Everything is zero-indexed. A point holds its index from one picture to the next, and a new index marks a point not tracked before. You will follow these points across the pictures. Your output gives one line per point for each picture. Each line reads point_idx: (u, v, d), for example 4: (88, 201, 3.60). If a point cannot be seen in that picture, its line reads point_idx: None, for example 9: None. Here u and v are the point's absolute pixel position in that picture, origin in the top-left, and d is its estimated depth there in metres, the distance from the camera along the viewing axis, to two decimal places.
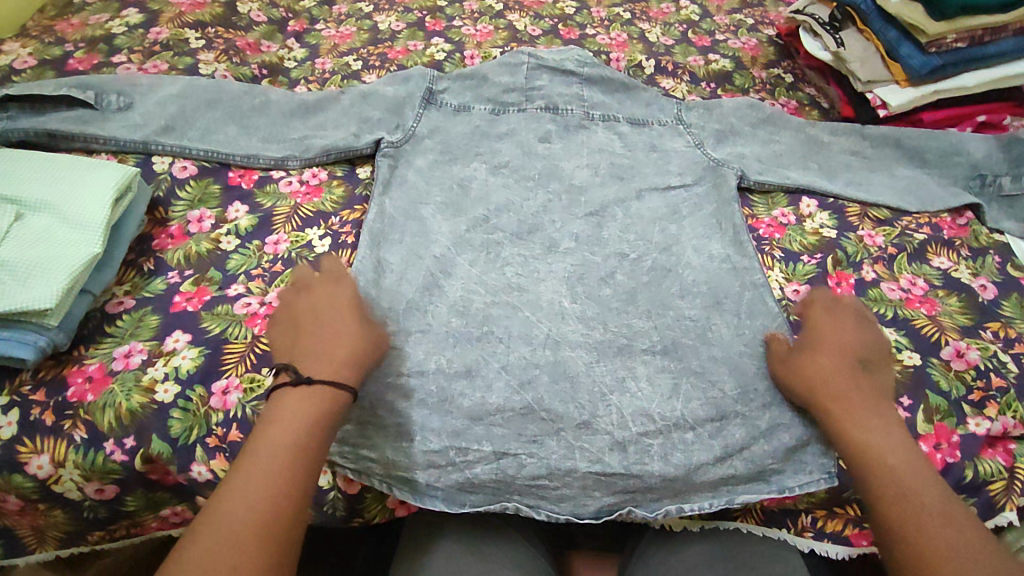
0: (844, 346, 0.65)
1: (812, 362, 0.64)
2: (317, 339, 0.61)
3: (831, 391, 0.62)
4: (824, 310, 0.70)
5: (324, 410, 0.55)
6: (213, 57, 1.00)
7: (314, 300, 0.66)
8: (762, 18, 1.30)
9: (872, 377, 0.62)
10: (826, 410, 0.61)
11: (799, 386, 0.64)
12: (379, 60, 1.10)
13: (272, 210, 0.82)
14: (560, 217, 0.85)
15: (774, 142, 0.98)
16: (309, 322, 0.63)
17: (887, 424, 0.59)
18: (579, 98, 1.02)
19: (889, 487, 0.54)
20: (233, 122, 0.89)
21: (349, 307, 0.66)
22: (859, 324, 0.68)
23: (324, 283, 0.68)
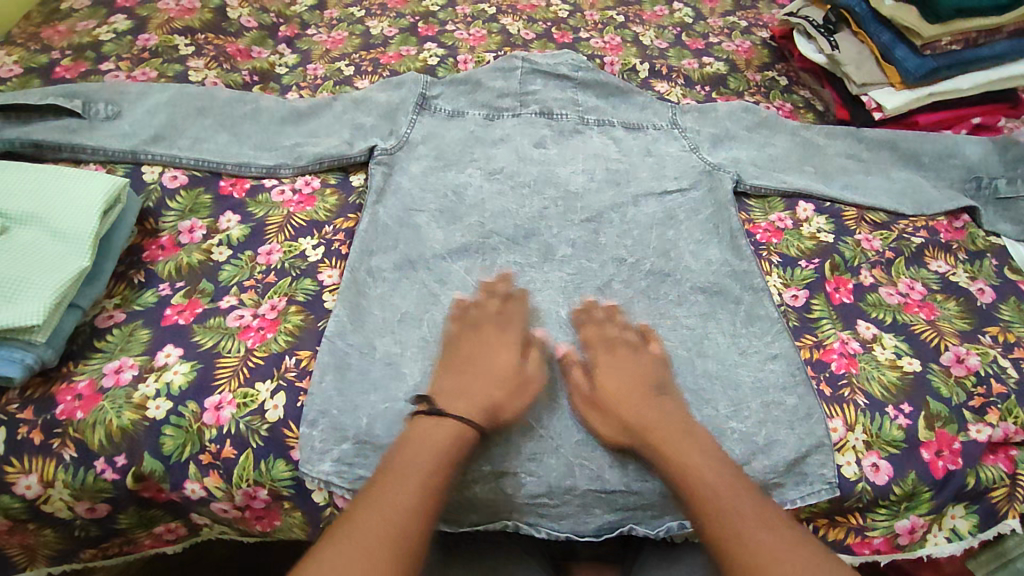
0: (629, 379, 0.65)
1: (608, 393, 0.64)
2: (489, 372, 0.64)
3: (654, 431, 0.60)
4: (601, 345, 0.69)
5: (448, 451, 0.57)
6: (203, 64, 0.99)
7: (481, 340, 0.67)
8: (755, 20, 1.30)
9: (664, 402, 0.63)
10: (661, 452, 0.59)
11: (623, 420, 0.62)
12: (372, 66, 1.09)
13: (264, 219, 0.81)
14: (557, 223, 0.84)
15: (769, 146, 0.98)
16: (465, 359, 0.65)
17: (727, 461, 0.57)
18: (573, 103, 1.02)
19: (732, 534, 0.52)
20: (225, 130, 0.88)
21: (511, 348, 0.67)
22: (629, 353, 0.67)
23: (487, 326, 0.69)
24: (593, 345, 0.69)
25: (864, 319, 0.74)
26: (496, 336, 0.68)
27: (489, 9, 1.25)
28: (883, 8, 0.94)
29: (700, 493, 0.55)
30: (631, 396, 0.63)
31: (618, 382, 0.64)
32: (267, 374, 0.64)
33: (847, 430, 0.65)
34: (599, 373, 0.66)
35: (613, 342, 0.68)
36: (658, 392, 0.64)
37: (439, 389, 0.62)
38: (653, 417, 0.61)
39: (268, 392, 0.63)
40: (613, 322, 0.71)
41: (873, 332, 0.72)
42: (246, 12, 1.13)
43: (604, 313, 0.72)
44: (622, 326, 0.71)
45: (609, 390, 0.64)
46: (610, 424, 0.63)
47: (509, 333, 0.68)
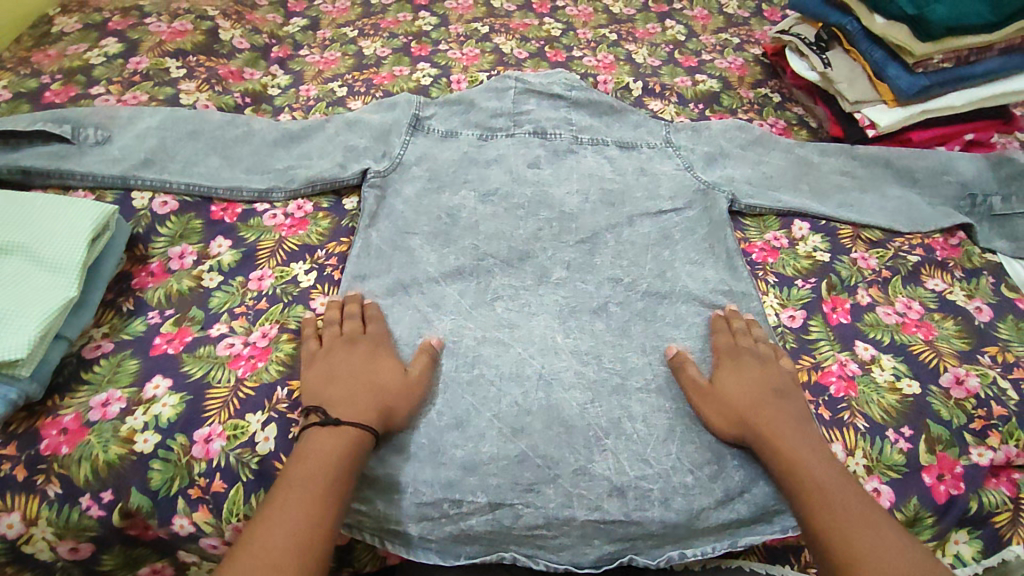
0: (758, 383, 0.65)
1: (732, 392, 0.65)
2: (376, 383, 0.63)
3: (766, 425, 0.61)
4: (731, 350, 0.70)
5: (345, 459, 0.57)
6: (195, 87, 0.98)
7: (355, 352, 0.66)
8: (747, 37, 1.30)
9: (792, 405, 0.64)
10: (776, 448, 0.60)
11: (744, 418, 0.63)
12: (365, 86, 1.09)
13: (256, 244, 0.80)
14: (552, 245, 0.84)
15: (765, 163, 0.98)
16: (336, 369, 0.64)
17: (830, 457, 0.59)
18: (567, 122, 1.02)
19: (840, 535, 0.53)
20: (216, 153, 0.87)
21: (391, 360, 0.67)
22: (761, 359, 0.68)
23: (361, 340, 0.67)
24: (724, 352, 0.70)
25: (863, 340, 0.73)
26: (365, 349, 0.67)
27: (482, 29, 1.26)
28: (873, 27, 0.94)
29: (808, 485, 0.56)
30: (753, 398, 0.64)
31: (738, 384, 0.65)
32: (257, 405, 0.63)
33: (847, 455, 0.63)
34: (722, 376, 0.67)
35: (740, 348, 0.69)
36: (779, 395, 0.64)
37: (321, 399, 0.61)
38: (784, 419, 0.62)
39: (259, 423, 0.62)
40: (749, 335, 0.72)
41: (871, 353, 0.72)
42: (238, 33, 1.13)
43: (743, 326, 0.73)
44: (756, 337, 0.71)
45: (729, 389, 0.65)
46: (725, 420, 0.64)
47: (381, 348, 0.68)
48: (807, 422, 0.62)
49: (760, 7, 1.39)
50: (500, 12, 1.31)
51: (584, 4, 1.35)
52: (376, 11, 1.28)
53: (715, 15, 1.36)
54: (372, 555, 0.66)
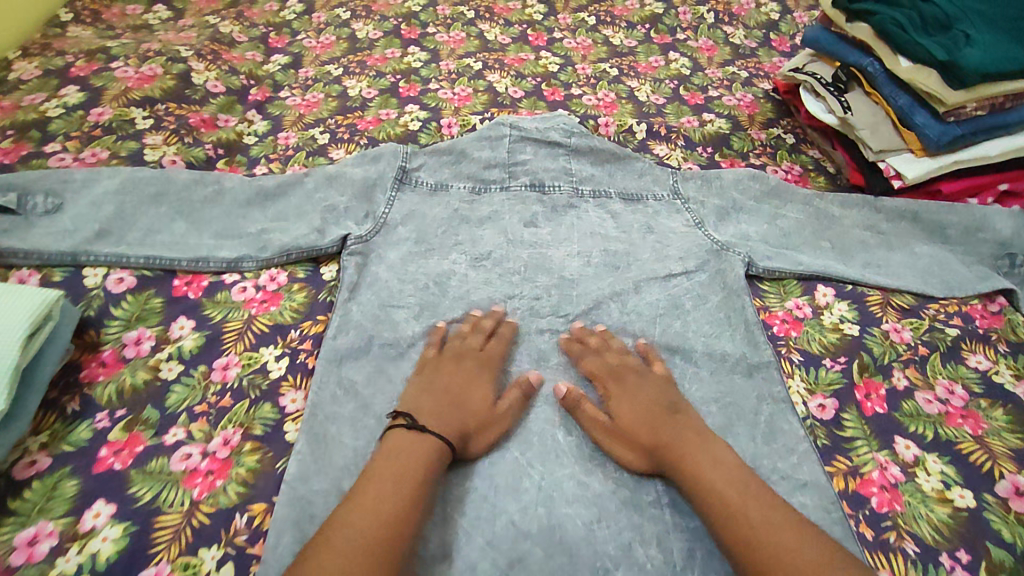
0: (647, 408, 0.65)
1: (627, 418, 0.65)
2: (464, 401, 0.65)
3: (671, 451, 0.61)
4: (610, 377, 0.69)
5: (430, 467, 0.58)
6: (162, 139, 0.90)
7: (460, 372, 0.68)
8: (756, 70, 1.22)
9: (686, 422, 0.63)
10: (683, 472, 0.59)
11: (643, 446, 0.63)
12: (348, 132, 1.01)
13: (222, 325, 0.72)
14: (549, 321, 0.77)
15: (782, 217, 0.91)
16: (449, 384, 0.66)
17: (726, 465, 0.59)
18: (566, 173, 0.95)
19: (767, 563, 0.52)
20: (183, 217, 0.81)
21: (488, 386, 0.67)
22: (642, 381, 0.68)
23: (470, 356, 0.70)
24: (605, 376, 0.69)
25: (903, 435, 0.65)
26: (471, 366, 0.69)
27: (475, 65, 1.18)
28: (899, 69, 0.86)
29: (720, 504, 0.56)
30: (649, 427, 0.63)
31: (634, 419, 0.65)
32: (213, 537, 0.55)
33: None
34: (619, 407, 0.66)
35: (619, 368, 0.69)
36: (675, 414, 0.64)
37: (417, 410, 0.63)
38: (689, 442, 0.61)
39: (213, 561, 0.54)
40: (610, 349, 0.72)
41: (915, 453, 0.64)
42: (212, 75, 1.05)
43: (598, 338, 0.73)
44: (619, 349, 0.72)
45: (628, 425, 0.64)
46: (631, 449, 0.63)
47: (488, 370, 0.69)
48: (714, 438, 0.62)
49: (768, 36, 1.32)
50: (494, 46, 1.24)
51: (583, 36, 1.28)
52: (363, 47, 1.21)
53: (721, 45, 1.29)
54: None
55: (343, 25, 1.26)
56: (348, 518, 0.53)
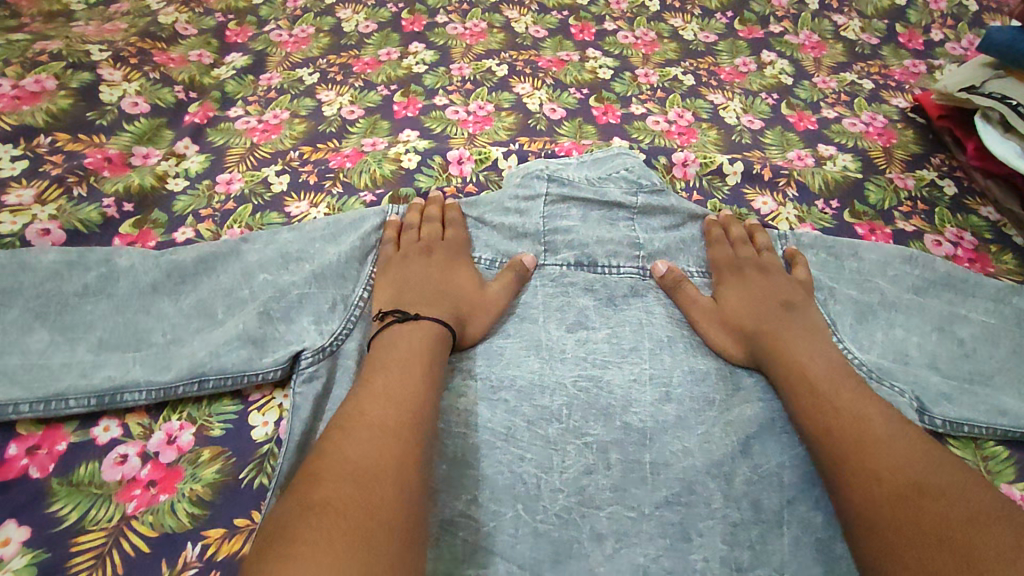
0: (755, 299, 0.60)
1: (732, 305, 0.60)
2: (451, 291, 0.60)
3: (774, 340, 0.56)
4: (728, 264, 0.64)
5: (435, 351, 0.53)
6: (35, 195, 0.62)
7: (433, 264, 0.62)
8: (883, 78, 0.89)
9: (797, 317, 0.58)
10: (778, 353, 0.55)
11: (743, 334, 0.58)
12: (316, 172, 0.72)
13: (70, 538, 0.44)
14: (613, 520, 0.48)
15: (962, 322, 0.59)
16: (420, 283, 0.60)
17: (837, 357, 0.54)
18: (631, 246, 0.64)
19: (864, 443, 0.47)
20: (43, 323, 0.53)
21: (468, 274, 0.62)
22: (759, 274, 0.62)
23: (437, 249, 0.63)
24: (724, 266, 0.64)
25: None
26: (442, 258, 0.63)
27: (498, 69, 0.87)
28: None
29: (816, 389, 0.51)
30: (757, 311, 0.59)
31: (740, 306, 0.60)
32: None
33: None
34: (725, 296, 0.61)
35: (742, 262, 0.63)
36: (787, 307, 0.59)
37: (401, 302, 0.58)
38: (795, 333, 0.56)
39: None
40: (746, 244, 0.65)
41: None
42: (132, 88, 0.76)
43: (742, 233, 0.66)
44: (761, 248, 0.65)
45: (731, 311, 0.60)
46: (726, 332, 0.58)
47: (459, 258, 0.63)
48: (821, 334, 0.57)
49: (894, 28, 0.98)
50: (524, 41, 0.92)
51: (643, 28, 0.95)
52: (349, 44, 0.90)
53: (830, 41, 0.95)
54: None
55: (325, 11, 0.95)
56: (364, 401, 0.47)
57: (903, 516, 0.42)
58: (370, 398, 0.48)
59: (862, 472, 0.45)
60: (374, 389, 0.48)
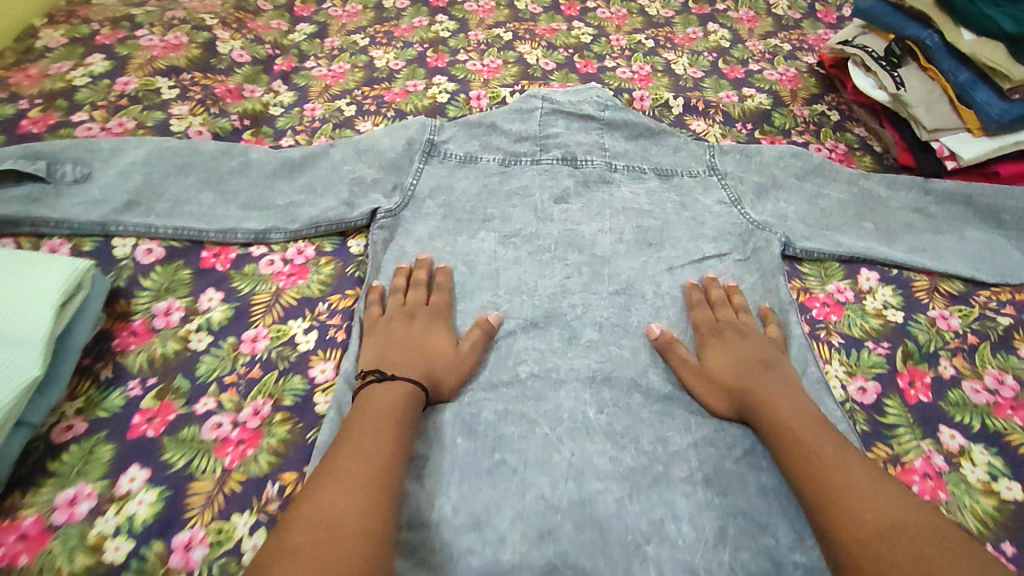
0: (737, 358, 0.67)
1: (717, 361, 0.67)
2: (429, 351, 0.66)
3: (756, 393, 0.63)
4: (710, 329, 0.71)
5: (407, 404, 0.59)
6: (188, 110, 0.89)
7: (414, 326, 0.68)
8: (800, 43, 1.17)
9: (775, 374, 0.65)
10: (762, 408, 0.62)
11: (728, 392, 0.65)
12: (375, 104, 0.99)
13: (250, 297, 0.72)
14: (582, 299, 0.74)
15: (824, 196, 0.87)
16: (402, 340, 0.66)
17: (812, 410, 0.61)
18: (599, 148, 0.92)
19: (833, 494, 0.52)
20: (209, 188, 0.79)
21: (446, 332, 0.68)
22: (739, 335, 0.70)
23: (420, 313, 0.69)
24: (705, 327, 0.71)
25: (948, 424, 0.64)
26: (423, 321, 0.69)
27: (506, 35, 1.14)
28: (961, 43, 0.82)
29: (797, 447, 0.57)
30: (740, 368, 0.66)
31: (723, 362, 0.67)
32: (245, 504, 0.56)
33: None
34: (709, 355, 0.68)
35: (721, 325, 0.71)
36: (766, 365, 0.66)
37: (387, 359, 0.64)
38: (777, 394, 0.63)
39: (245, 527, 0.55)
40: (725, 304, 0.73)
41: (960, 443, 0.62)
42: (238, 45, 1.03)
43: (721, 294, 0.75)
44: (737, 308, 0.73)
45: (714, 369, 0.67)
46: (711, 388, 0.66)
47: (439, 320, 0.70)
48: (796, 389, 0.64)
49: (813, 6, 1.26)
50: (524, 15, 1.19)
51: (617, 6, 1.23)
52: (390, 16, 1.17)
53: (762, 16, 1.23)
54: None
55: None
56: (342, 453, 0.53)
57: (881, 557, 0.47)
58: (344, 454, 0.52)
59: (847, 522, 0.50)
60: (351, 446, 0.53)
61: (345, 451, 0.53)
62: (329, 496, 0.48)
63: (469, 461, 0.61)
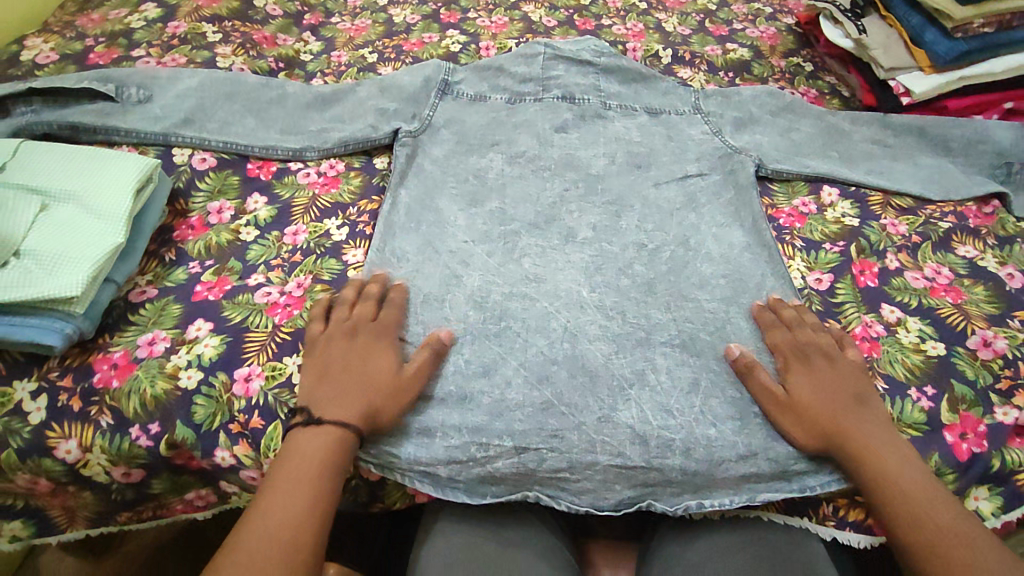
0: (827, 388, 0.64)
1: (804, 392, 0.64)
2: (369, 376, 0.62)
3: (850, 432, 0.61)
4: (795, 356, 0.67)
5: (334, 449, 0.57)
6: (231, 50, 1.01)
7: (354, 346, 0.65)
8: (780, 6, 1.27)
9: (869, 409, 0.63)
10: (856, 450, 0.60)
11: (821, 426, 0.62)
12: (395, 52, 1.09)
13: (290, 201, 0.83)
14: (578, 206, 0.84)
15: (794, 130, 0.94)
16: (338, 365, 0.63)
17: (908, 453, 0.60)
18: (595, 89, 0.96)
19: (942, 555, 0.53)
20: (252, 114, 0.89)
21: (391, 354, 0.65)
22: (828, 362, 0.66)
23: (363, 332, 0.66)
24: (789, 353, 0.68)
25: (889, 303, 0.76)
26: (365, 341, 0.65)
27: None
28: None
29: (896, 497, 0.57)
30: (831, 401, 0.63)
31: (813, 393, 0.64)
32: (294, 349, 0.68)
33: None
34: (796, 383, 0.65)
35: (806, 348, 0.67)
36: (858, 399, 0.64)
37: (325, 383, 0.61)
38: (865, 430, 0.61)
39: (295, 365, 0.67)
40: (803, 324, 0.70)
41: (897, 316, 0.74)
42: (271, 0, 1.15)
43: (794, 314, 0.71)
44: (814, 328, 0.70)
45: (804, 400, 0.64)
46: (798, 421, 0.63)
47: (383, 338, 0.66)
48: (887, 427, 0.62)
49: None
50: None
51: None
52: None
53: None
54: (403, 492, 0.68)
55: None
56: (261, 518, 0.52)
57: None
58: (261, 517, 0.52)
59: None
60: (268, 508, 0.53)
61: (264, 514, 0.52)
62: (247, 565, 0.49)
63: (479, 325, 0.71)
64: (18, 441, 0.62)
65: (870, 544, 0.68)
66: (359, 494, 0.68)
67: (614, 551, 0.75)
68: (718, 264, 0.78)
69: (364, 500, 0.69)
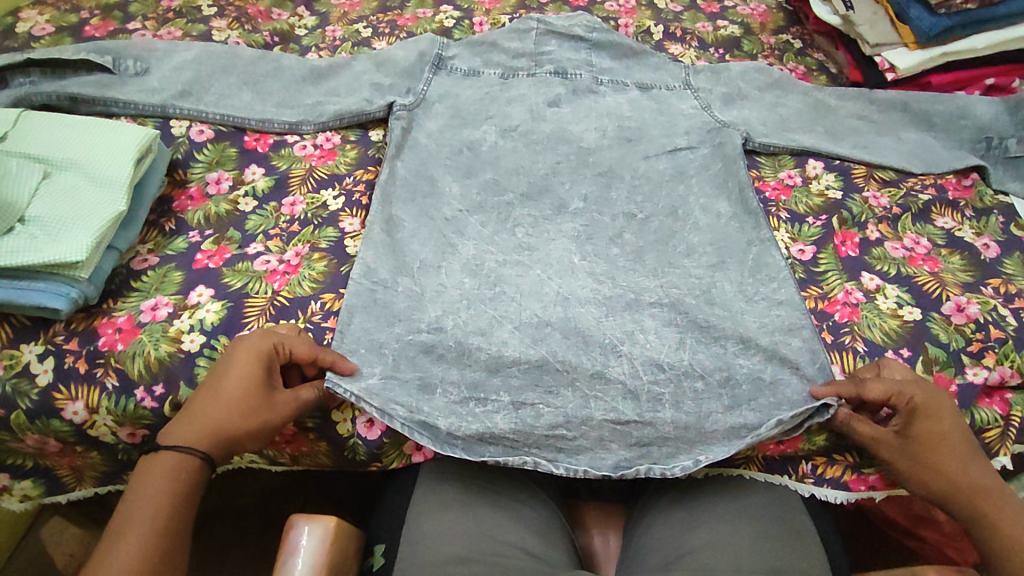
0: (957, 445, 0.63)
1: (944, 450, 0.63)
2: (240, 420, 0.61)
3: (978, 484, 0.62)
4: (928, 416, 0.64)
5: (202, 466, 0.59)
6: (226, 25, 1.02)
7: (224, 393, 0.61)
8: None
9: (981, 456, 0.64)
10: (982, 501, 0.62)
11: (962, 482, 0.63)
12: (389, 27, 1.09)
13: (288, 172, 0.84)
14: (570, 177, 0.86)
15: (781, 106, 0.95)
16: (207, 409, 0.60)
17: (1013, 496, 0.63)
18: (588, 64, 0.97)
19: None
20: (248, 88, 0.90)
21: (260, 394, 0.61)
22: (952, 417, 0.64)
23: (234, 378, 0.61)
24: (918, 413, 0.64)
25: (869, 271, 0.79)
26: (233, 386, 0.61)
27: None
28: None
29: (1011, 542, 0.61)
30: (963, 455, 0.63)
31: (949, 450, 0.63)
32: (293, 315, 0.70)
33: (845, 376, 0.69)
34: (932, 443, 0.63)
35: (936, 407, 0.64)
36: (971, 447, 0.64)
37: (235, 445, 0.61)
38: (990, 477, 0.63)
39: None
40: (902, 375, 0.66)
41: (876, 283, 0.77)
42: None
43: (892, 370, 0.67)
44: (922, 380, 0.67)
45: (944, 458, 0.63)
46: (935, 475, 0.63)
47: (254, 379, 0.61)
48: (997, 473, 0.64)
49: None
50: None
51: None
52: None
53: None
54: (399, 452, 0.70)
55: None
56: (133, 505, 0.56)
57: None
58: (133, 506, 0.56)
59: None
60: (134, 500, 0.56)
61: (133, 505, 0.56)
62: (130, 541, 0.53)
63: (474, 291, 0.74)
64: (27, 402, 0.64)
65: (845, 501, 0.72)
66: (358, 453, 0.70)
67: (607, 515, 0.78)
68: (704, 233, 0.80)
69: (362, 460, 0.71)
